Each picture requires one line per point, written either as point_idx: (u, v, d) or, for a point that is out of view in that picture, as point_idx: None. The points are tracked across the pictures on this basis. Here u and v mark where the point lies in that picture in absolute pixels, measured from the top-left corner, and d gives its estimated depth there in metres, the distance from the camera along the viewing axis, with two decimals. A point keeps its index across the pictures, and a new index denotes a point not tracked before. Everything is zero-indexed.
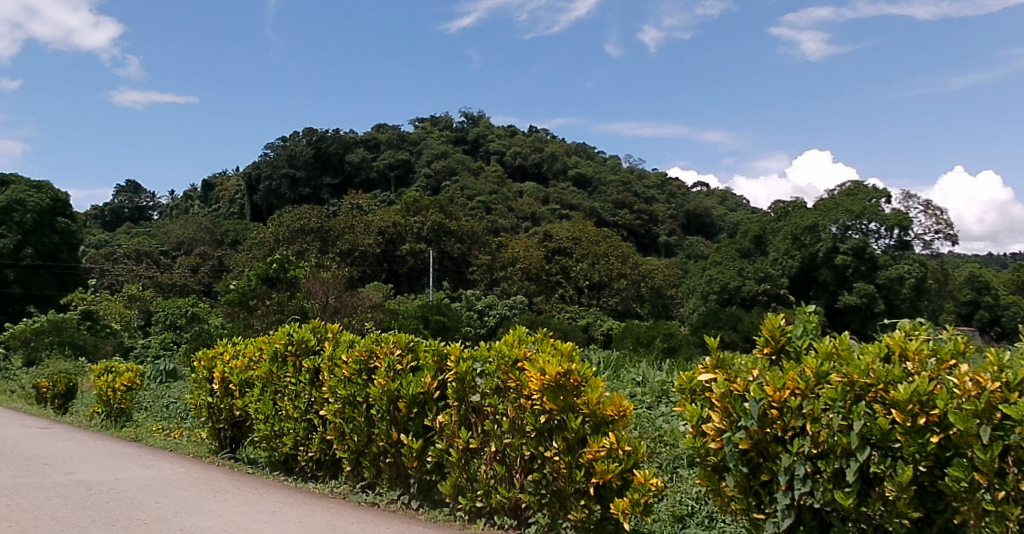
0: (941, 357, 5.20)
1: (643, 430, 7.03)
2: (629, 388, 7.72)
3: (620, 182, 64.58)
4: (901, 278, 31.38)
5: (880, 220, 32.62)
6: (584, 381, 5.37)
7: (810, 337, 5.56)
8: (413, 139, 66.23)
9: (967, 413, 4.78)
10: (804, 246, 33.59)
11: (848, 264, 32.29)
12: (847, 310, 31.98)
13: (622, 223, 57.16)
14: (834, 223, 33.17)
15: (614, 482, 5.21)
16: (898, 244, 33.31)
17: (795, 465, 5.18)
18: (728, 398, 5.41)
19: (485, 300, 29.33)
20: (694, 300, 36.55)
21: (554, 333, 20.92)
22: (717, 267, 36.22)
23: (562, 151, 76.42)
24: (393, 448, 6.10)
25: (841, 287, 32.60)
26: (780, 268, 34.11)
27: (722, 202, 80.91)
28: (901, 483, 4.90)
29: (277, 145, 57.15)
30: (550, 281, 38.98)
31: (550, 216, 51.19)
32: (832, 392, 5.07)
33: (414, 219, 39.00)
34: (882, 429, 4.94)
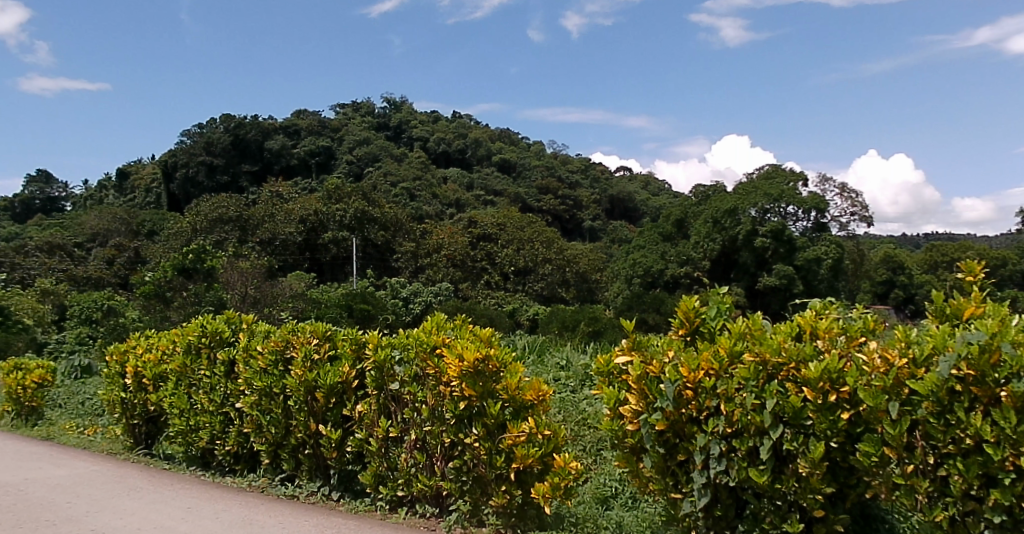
0: (851, 334, 5.34)
1: (567, 414, 7.06)
2: (552, 373, 7.74)
3: (545, 168, 65.25)
4: (819, 259, 32.37)
5: (797, 203, 33.45)
6: (502, 367, 5.39)
7: (724, 317, 5.63)
8: (335, 125, 65.59)
9: (876, 390, 4.97)
10: (724, 230, 34.20)
11: (767, 246, 32.92)
12: (767, 291, 32.59)
13: (547, 208, 57.68)
14: (753, 207, 33.77)
15: (534, 466, 5.25)
16: (815, 225, 33.99)
17: (710, 444, 5.22)
18: (644, 380, 5.43)
19: (410, 288, 29.26)
20: (618, 284, 36.98)
21: (479, 318, 20.85)
22: (641, 251, 36.68)
23: (487, 137, 76.63)
24: (312, 438, 5.99)
25: (760, 269, 33.36)
26: (701, 251, 34.76)
27: (647, 186, 82.56)
28: (814, 459, 5.01)
29: (194, 132, 55.17)
30: (476, 268, 38.72)
31: (474, 203, 51.42)
32: (745, 371, 5.17)
33: (336, 206, 38.52)
34: (795, 407, 5.05)
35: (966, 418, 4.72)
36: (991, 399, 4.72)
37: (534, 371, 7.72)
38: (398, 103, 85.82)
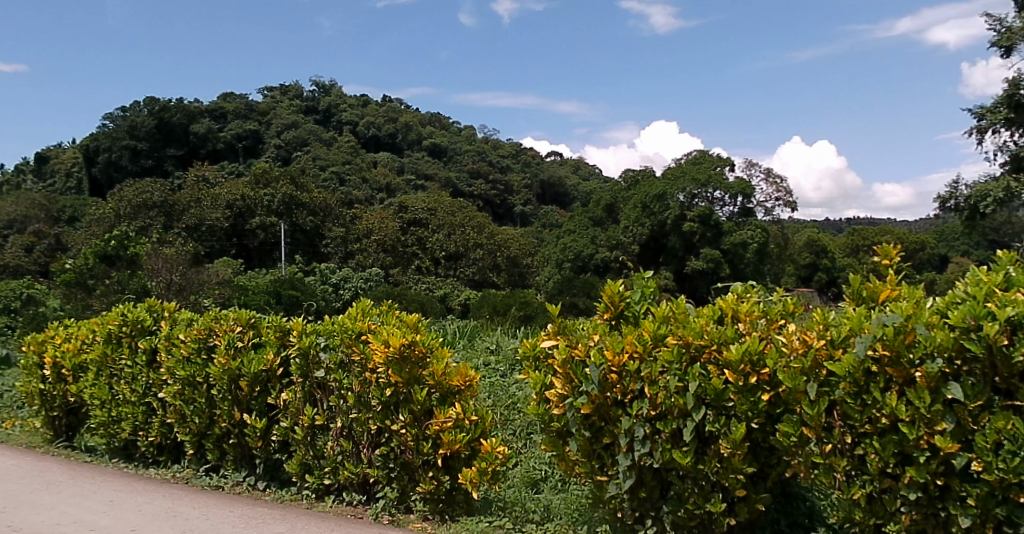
0: (771, 318, 5.50)
1: (497, 398, 7.12)
2: (482, 357, 7.83)
3: (475, 153, 66.13)
4: (745, 243, 33.86)
5: (724, 189, 35.29)
6: (429, 352, 5.45)
7: (649, 301, 5.69)
8: (262, 108, 64.08)
9: (795, 371, 5.17)
10: (654, 215, 35.06)
11: (695, 230, 33.96)
12: (695, 275, 33.76)
13: (478, 193, 58.35)
14: (682, 192, 35.04)
15: (462, 452, 5.38)
16: (741, 211, 36.15)
17: (634, 427, 5.29)
18: (570, 364, 5.47)
19: (340, 274, 29.00)
20: (550, 268, 36.80)
21: (411, 304, 20.70)
22: (571, 236, 37.08)
23: (417, 121, 76.66)
24: (237, 427, 5.91)
25: (688, 254, 34.50)
26: (631, 236, 35.32)
27: (577, 171, 84.21)
28: (736, 440, 5.12)
29: (117, 115, 54.27)
30: (407, 253, 38.59)
31: (405, 187, 51.62)
32: (669, 354, 5.24)
33: (264, 191, 38.30)
34: (717, 389, 5.16)
35: (882, 397, 4.98)
36: (906, 379, 5.00)
37: (464, 356, 7.77)
38: (325, 85, 84.74)
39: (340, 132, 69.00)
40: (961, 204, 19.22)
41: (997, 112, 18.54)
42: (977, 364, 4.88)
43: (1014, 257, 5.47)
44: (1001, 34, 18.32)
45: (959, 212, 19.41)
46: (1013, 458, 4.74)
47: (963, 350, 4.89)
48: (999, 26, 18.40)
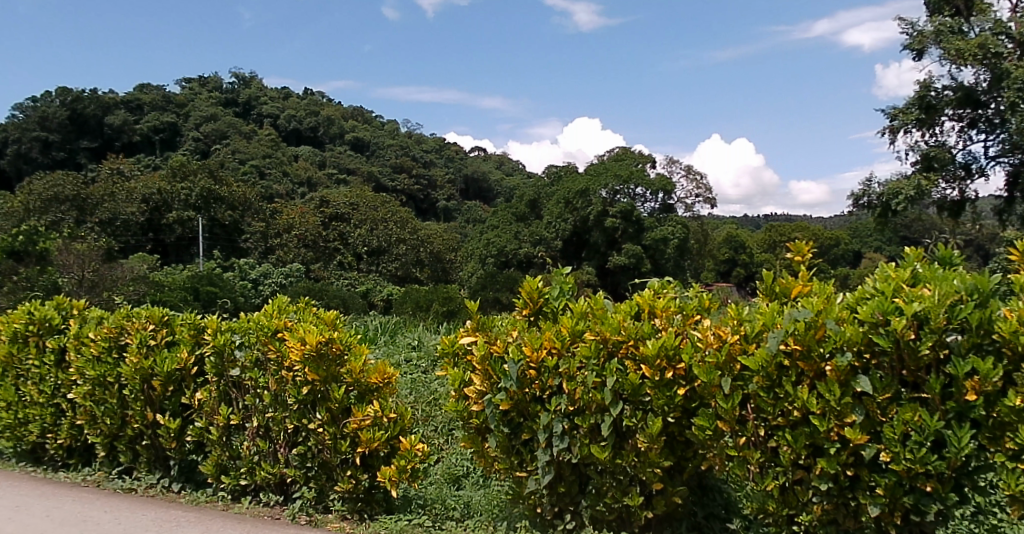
0: (687, 313, 5.57)
1: (418, 395, 7.26)
2: (404, 353, 7.99)
3: (399, 147, 67.07)
4: (666, 239, 36.26)
5: (646, 185, 37.32)
6: (346, 350, 5.51)
7: (566, 297, 5.73)
8: (180, 100, 62.54)
9: (710, 366, 5.25)
10: (577, 210, 37.01)
11: (617, 226, 36.27)
12: (617, 269, 35.87)
13: (401, 188, 59.39)
14: (605, 188, 36.97)
15: (381, 450, 5.47)
16: (662, 206, 38.64)
17: (553, 422, 5.36)
18: (488, 360, 5.50)
19: (259, 269, 29.12)
20: (472, 264, 38.11)
21: (334, 300, 20.62)
22: (495, 231, 38.28)
23: (340, 114, 76.62)
24: (150, 429, 5.88)
25: (610, 249, 36.83)
26: (554, 231, 37.36)
27: (500, 166, 86.08)
28: (652, 434, 5.20)
29: (27, 105, 52.12)
30: (328, 248, 39.51)
31: (327, 182, 51.68)
32: (586, 350, 5.30)
33: (181, 185, 38.65)
34: (633, 383, 5.24)
35: (793, 391, 5.12)
36: (817, 373, 5.15)
37: (387, 353, 7.90)
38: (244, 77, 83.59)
39: (260, 125, 67.85)
40: (874, 201, 19.70)
41: (909, 112, 19.12)
42: (886, 357, 5.05)
43: (921, 253, 5.61)
44: (913, 38, 18.95)
45: (873, 208, 19.68)
46: (919, 449, 4.96)
47: (872, 344, 5.06)
48: (912, 30, 18.97)
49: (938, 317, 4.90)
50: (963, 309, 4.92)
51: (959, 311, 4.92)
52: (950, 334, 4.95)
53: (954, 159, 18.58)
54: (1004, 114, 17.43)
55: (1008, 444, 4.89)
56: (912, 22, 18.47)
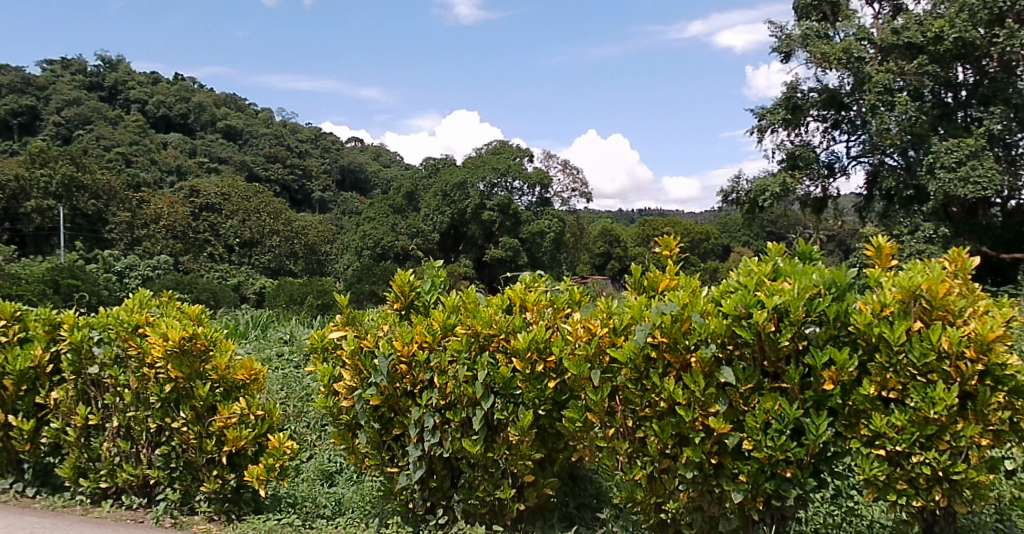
0: (557, 306, 5.73)
1: (290, 391, 7.62)
2: (276, 347, 8.45)
3: (272, 136, 67.07)
4: (543, 232, 38.66)
5: (523, 178, 39.88)
6: (211, 346, 5.70)
7: (438, 291, 5.92)
8: (40, 82, 58.82)
9: (580, 359, 5.37)
10: (454, 203, 38.51)
11: (495, 219, 37.90)
12: (494, 262, 37.69)
13: (275, 178, 59.67)
14: (483, 180, 38.77)
15: (248, 448, 5.69)
16: (539, 200, 40.95)
17: (424, 417, 5.57)
18: (358, 355, 5.69)
19: (125, 261, 28.63)
20: (348, 256, 38.64)
21: (205, 294, 20.23)
22: (371, 224, 39.19)
23: (213, 100, 75.20)
24: (2, 431, 6.05)
25: (487, 241, 38.52)
26: (431, 224, 38.60)
27: (376, 157, 87.35)
28: (523, 427, 5.42)
29: None
30: (198, 240, 37.90)
31: (195, 170, 51.67)
32: (458, 343, 5.50)
33: (40, 171, 37.17)
34: (504, 377, 5.43)
35: (660, 382, 5.26)
36: (682, 365, 5.30)
37: (258, 348, 8.32)
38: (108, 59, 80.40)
39: (127, 111, 65.22)
40: (743, 197, 20.45)
41: (776, 113, 20.09)
42: (747, 348, 5.24)
43: (783, 248, 5.75)
44: (782, 41, 19.82)
45: (740, 205, 20.61)
46: (779, 437, 5.16)
47: (735, 336, 5.23)
48: (781, 33, 19.90)
49: (797, 310, 5.11)
50: (821, 302, 5.14)
51: (816, 304, 5.14)
52: (809, 326, 5.18)
53: (818, 158, 19.59)
54: (865, 116, 18.58)
55: (862, 431, 5.16)
56: (782, 26, 19.32)
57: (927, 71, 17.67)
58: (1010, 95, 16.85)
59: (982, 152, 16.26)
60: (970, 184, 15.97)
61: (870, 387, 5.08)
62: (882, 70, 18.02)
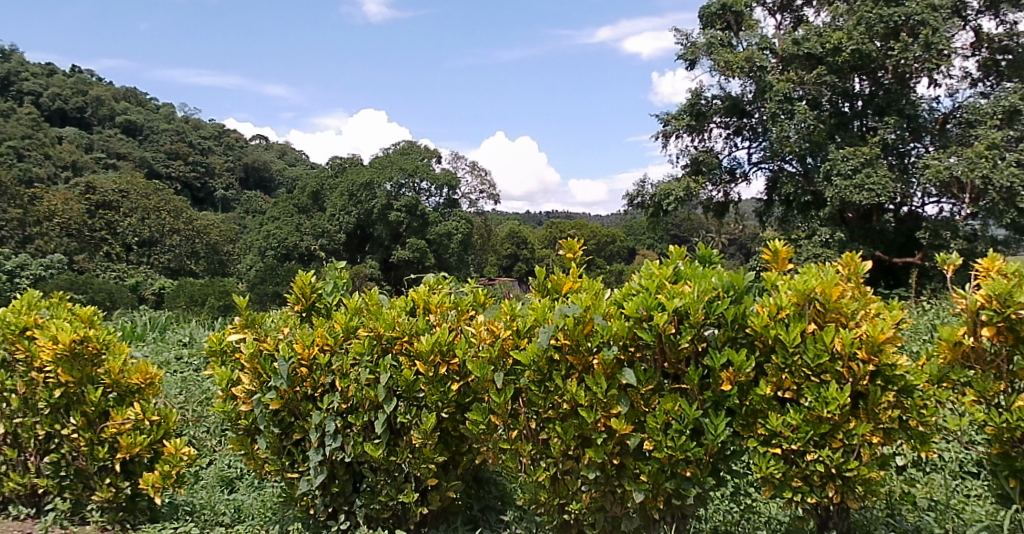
0: (461, 308, 5.77)
1: (190, 394, 7.62)
2: (175, 350, 8.42)
3: (174, 132, 65.51)
4: (451, 233, 38.93)
5: (431, 179, 40.07)
6: (104, 349, 5.55)
7: (341, 292, 6.01)
8: None
9: (483, 361, 5.40)
10: (360, 202, 38.30)
11: (401, 219, 38.03)
12: (400, 262, 37.67)
13: (176, 175, 58.73)
14: (390, 181, 38.81)
15: (143, 455, 5.55)
16: (447, 200, 41.12)
17: (325, 421, 5.54)
18: (258, 358, 5.64)
19: (14, 259, 27.55)
20: (251, 256, 38.38)
21: (101, 294, 19.74)
22: (276, 224, 38.83)
23: (111, 94, 72.78)
24: None
25: (394, 242, 38.50)
26: (337, 224, 38.31)
27: (282, 156, 86.36)
28: (426, 430, 5.43)
29: None
30: (94, 238, 37.12)
31: (93, 165, 50.16)
32: (360, 346, 5.50)
33: None
34: (407, 379, 5.43)
35: (562, 384, 5.31)
36: (585, 367, 5.35)
37: (156, 352, 8.23)
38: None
39: (19, 102, 59.86)
40: (647, 201, 20.91)
41: (680, 119, 20.52)
42: (649, 350, 5.32)
43: (684, 251, 5.87)
44: (687, 48, 20.19)
45: (644, 209, 21.10)
46: (679, 437, 5.24)
47: (637, 338, 5.30)
48: (686, 41, 20.27)
49: (697, 313, 5.20)
50: (720, 304, 5.25)
51: (716, 307, 5.24)
52: (708, 329, 5.28)
53: (721, 163, 20.03)
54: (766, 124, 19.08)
55: (759, 430, 5.30)
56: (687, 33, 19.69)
57: (825, 81, 18.31)
58: (902, 107, 17.81)
59: (875, 160, 17.13)
60: (865, 191, 16.76)
61: (766, 388, 5.22)
62: (783, 80, 18.64)
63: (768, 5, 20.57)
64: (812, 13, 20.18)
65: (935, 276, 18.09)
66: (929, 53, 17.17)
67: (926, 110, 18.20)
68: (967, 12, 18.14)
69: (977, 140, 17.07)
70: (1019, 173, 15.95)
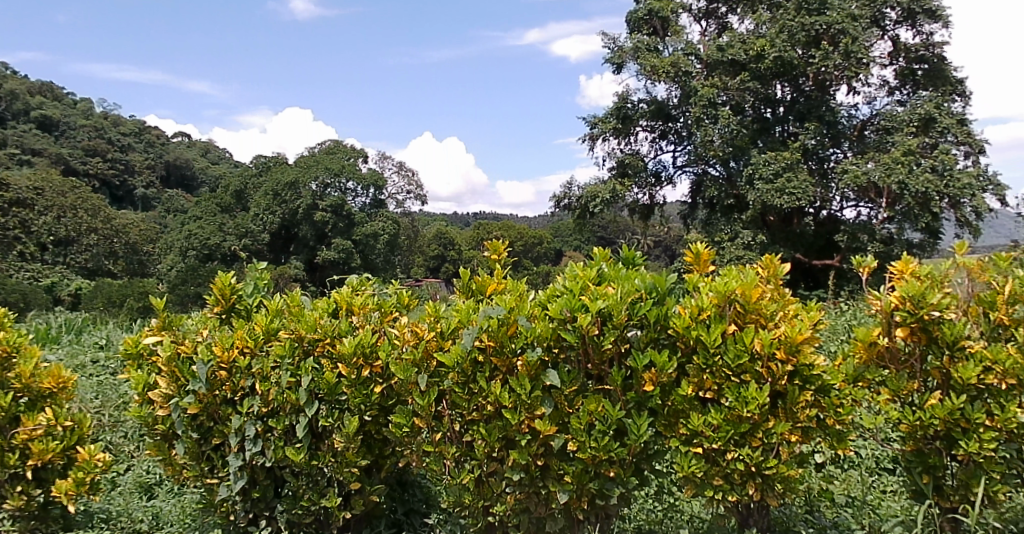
0: (384, 310, 5.71)
1: (106, 399, 7.42)
2: (92, 353, 8.20)
3: (92, 128, 63.61)
4: (376, 234, 38.81)
5: (356, 179, 39.74)
6: (15, 353, 5.35)
7: (261, 294, 5.97)
8: None
9: (406, 363, 5.35)
10: (285, 202, 37.95)
11: (327, 219, 37.65)
12: (325, 263, 37.32)
13: (95, 173, 57.06)
14: (315, 181, 38.39)
15: (56, 461, 5.35)
16: (372, 201, 40.94)
17: (245, 425, 5.42)
18: (175, 361, 5.51)
19: None
20: (172, 256, 37.51)
21: (10, 294, 19.12)
22: (197, 223, 38.03)
23: (25, 87, 70.16)
24: None
25: (319, 243, 38.06)
26: (261, 224, 37.91)
27: (205, 155, 84.67)
28: (348, 433, 5.36)
29: None
30: (6, 237, 35.78)
31: (4, 161, 48.34)
32: (281, 349, 5.40)
33: None
34: (329, 383, 5.35)
35: (487, 386, 5.29)
36: (509, 368, 5.34)
37: (71, 355, 8.02)
38: None
39: None
40: (573, 203, 21.12)
41: (607, 122, 20.72)
42: (573, 351, 5.34)
43: (608, 253, 5.92)
44: (614, 52, 20.37)
45: (571, 211, 21.30)
46: (602, 437, 5.26)
47: (560, 339, 5.32)
48: (614, 44, 20.42)
49: (620, 314, 5.23)
50: (642, 306, 5.30)
51: (639, 308, 5.29)
52: (630, 330, 5.33)
53: (646, 167, 20.27)
54: (692, 128, 19.23)
55: (680, 430, 5.37)
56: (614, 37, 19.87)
57: (748, 87, 18.73)
58: (823, 113, 18.58)
59: (796, 166, 17.61)
60: (786, 195, 17.17)
61: (688, 388, 5.30)
62: (708, 85, 18.85)
63: (694, 11, 20.92)
64: (737, 20, 20.69)
65: (852, 278, 18.70)
66: (848, 61, 17.82)
67: (846, 117, 18.90)
68: (885, 22, 18.76)
69: (893, 146, 17.69)
70: (933, 179, 16.52)
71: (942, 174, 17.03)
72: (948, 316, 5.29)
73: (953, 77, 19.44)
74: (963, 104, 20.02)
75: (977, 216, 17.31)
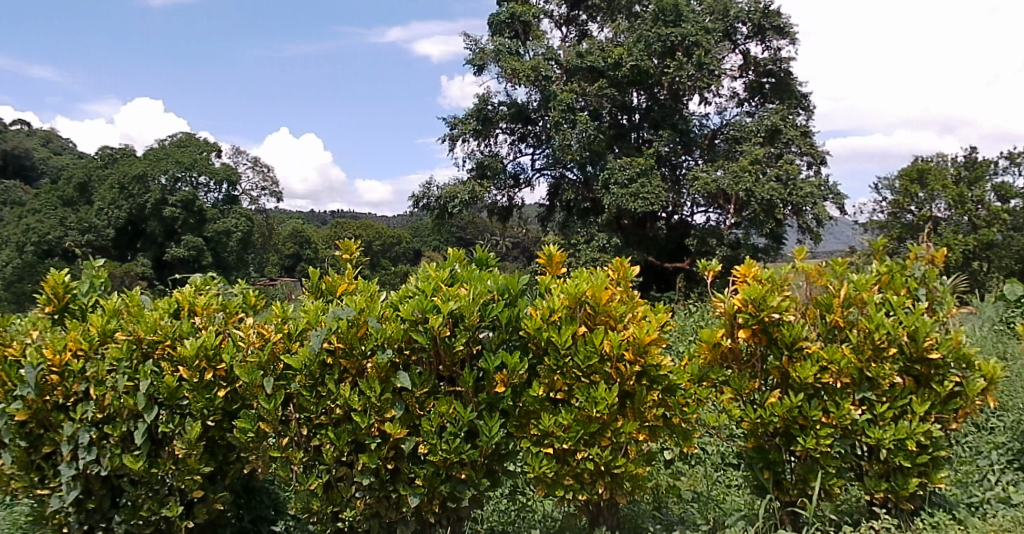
0: (229, 310, 5.52)
1: None
2: None
3: None
4: (229, 232, 37.79)
5: (208, 173, 38.57)
6: None
7: (97, 293, 5.66)
8: None
9: (252, 366, 5.18)
10: (132, 197, 36.32)
11: (177, 215, 36.38)
12: (175, 261, 35.94)
13: None
14: (165, 174, 37.02)
15: None
16: (225, 197, 39.95)
17: (79, 433, 5.10)
18: (1, 365, 5.14)
19: None
20: (8, 251, 35.13)
21: None
22: (36, 217, 35.74)
23: None
24: None
25: (168, 239, 36.65)
26: (106, 219, 36.09)
27: (47, 144, 79.84)
28: (190, 439, 5.15)
29: None
30: None
31: None
32: (117, 351, 5.11)
33: None
34: (169, 387, 5.12)
35: (336, 389, 5.19)
36: (359, 371, 5.25)
37: None
38: None
39: None
40: (432, 204, 21.08)
41: (467, 123, 20.76)
42: (424, 353, 5.30)
43: (462, 254, 5.92)
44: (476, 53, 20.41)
45: (429, 211, 21.28)
46: (453, 439, 5.25)
47: (412, 341, 5.26)
48: (476, 45, 20.44)
49: (471, 316, 5.21)
50: (494, 307, 5.30)
51: (490, 309, 5.29)
52: (482, 331, 5.33)
53: (505, 169, 20.45)
54: (550, 131, 19.47)
55: (531, 430, 5.43)
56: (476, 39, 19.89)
57: (605, 94, 19.22)
58: (676, 121, 19.43)
59: (649, 171, 18.20)
60: (640, 199, 17.71)
61: (538, 388, 5.37)
62: (567, 90, 19.14)
63: (555, 18, 21.36)
64: (597, 28, 21.26)
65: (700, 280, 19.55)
66: (701, 73, 18.56)
67: (697, 125, 19.77)
68: (737, 36, 19.72)
69: (741, 155, 18.56)
70: (777, 187, 17.44)
71: (786, 183, 17.98)
72: (787, 317, 5.55)
73: (798, 92, 20.56)
74: (807, 117, 21.18)
75: (818, 223, 18.40)
